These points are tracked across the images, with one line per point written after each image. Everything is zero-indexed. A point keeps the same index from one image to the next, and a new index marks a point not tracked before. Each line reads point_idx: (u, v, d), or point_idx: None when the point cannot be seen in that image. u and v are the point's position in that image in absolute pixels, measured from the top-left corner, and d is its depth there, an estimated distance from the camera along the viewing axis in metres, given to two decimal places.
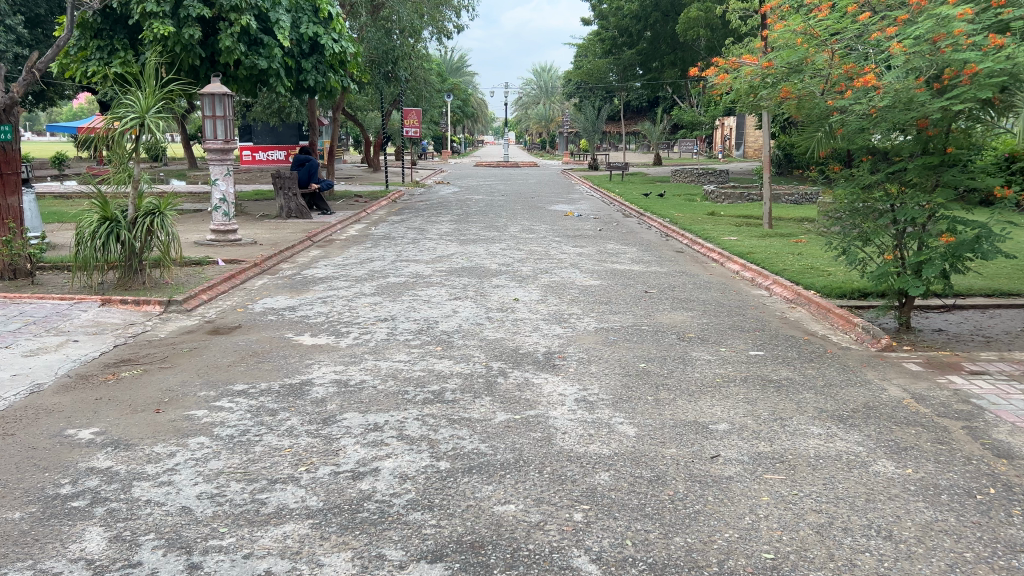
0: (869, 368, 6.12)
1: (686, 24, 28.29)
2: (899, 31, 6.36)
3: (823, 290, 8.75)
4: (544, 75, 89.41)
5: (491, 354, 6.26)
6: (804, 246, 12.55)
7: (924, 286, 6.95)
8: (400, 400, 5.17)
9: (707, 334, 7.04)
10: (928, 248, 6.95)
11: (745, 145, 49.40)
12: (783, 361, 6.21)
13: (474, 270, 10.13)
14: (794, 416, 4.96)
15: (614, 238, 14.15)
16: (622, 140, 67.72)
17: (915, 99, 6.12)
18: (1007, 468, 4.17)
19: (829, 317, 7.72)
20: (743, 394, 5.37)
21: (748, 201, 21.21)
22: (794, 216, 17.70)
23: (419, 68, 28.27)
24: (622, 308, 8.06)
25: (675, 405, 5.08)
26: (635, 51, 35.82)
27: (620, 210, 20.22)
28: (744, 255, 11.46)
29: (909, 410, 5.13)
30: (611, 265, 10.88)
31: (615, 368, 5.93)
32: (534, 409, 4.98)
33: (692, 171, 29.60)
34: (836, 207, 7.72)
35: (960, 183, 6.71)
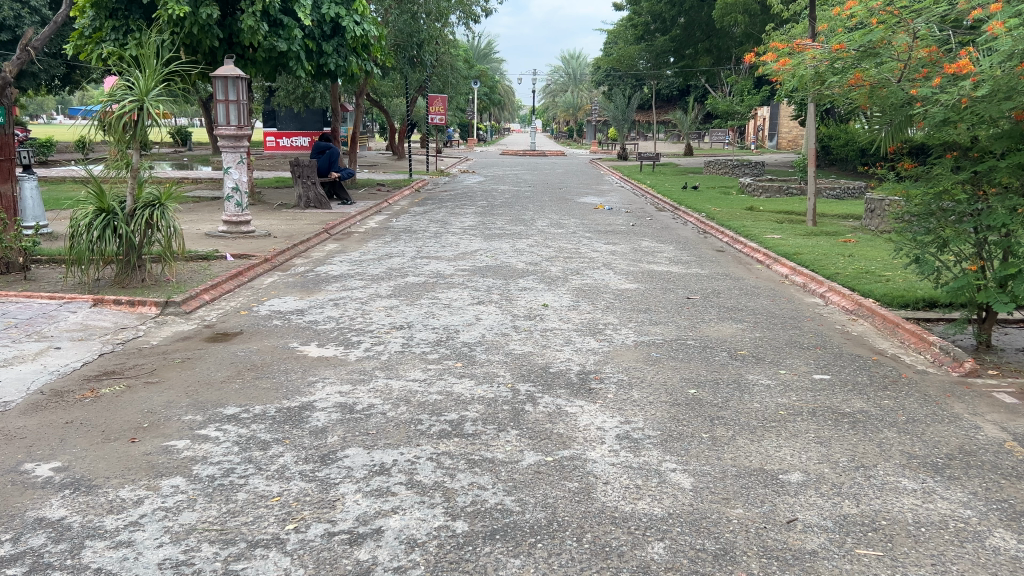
0: (954, 400, 5.29)
1: (722, 9, 27.23)
2: (1000, 11, 5.57)
3: (885, 298, 7.91)
4: (573, 62, 88.41)
5: (518, 374, 5.51)
6: (854, 247, 11.66)
7: (1011, 301, 6.10)
8: (413, 432, 4.45)
9: (762, 352, 6.26)
10: (1016, 258, 6.11)
11: (778, 136, 48.19)
12: (853, 390, 5.42)
13: (500, 270, 9.39)
14: (879, 464, 4.18)
15: (648, 235, 13.30)
16: (652, 129, 66.56)
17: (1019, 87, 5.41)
18: None
19: (898, 333, 6.88)
20: (814, 433, 4.59)
21: (788, 195, 20.26)
22: (837, 212, 16.76)
23: (445, 53, 27.51)
24: (663, 318, 7.29)
25: (736, 447, 4.34)
26: (668, 38, 34.78)
27: (652, 203, 19.34)
28: (792, 257, 10.60)
29: (1016, 458, 4.31)
30: (648, 266, 10.08)
31: (660, 395, 5.15)
32: (568, 449, 4.23)
33: (727, 162, 28.59)
34: (908, 209, 6.85)
35: None
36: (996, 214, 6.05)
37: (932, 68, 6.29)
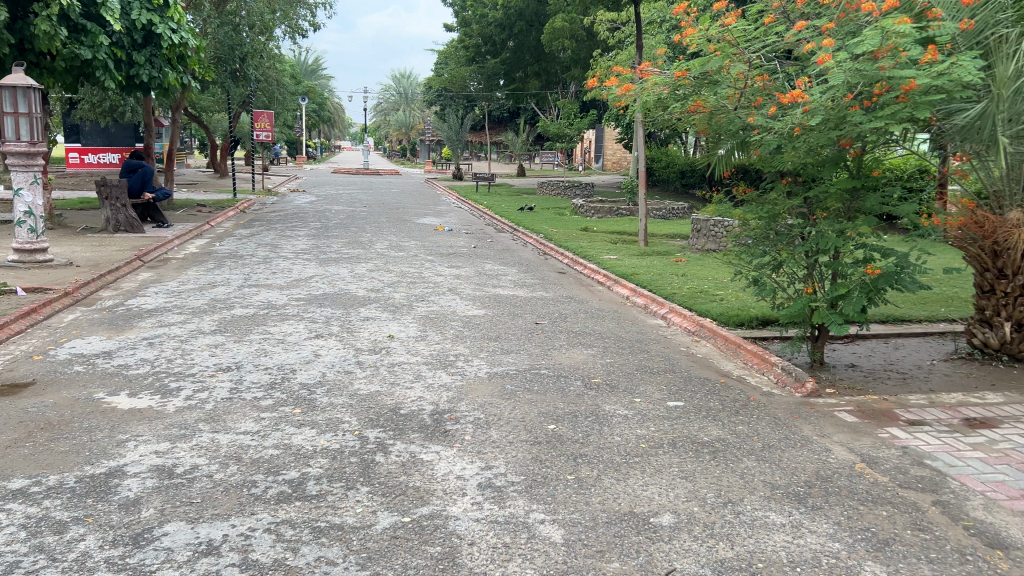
0: (802, 422, 5.36)
1: (551, 34, 27.81)
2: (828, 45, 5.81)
3: (722, 317, 8.11)
4: (403, 81, 88.27)
5: (365, 419, 5.02)
6: (686, 266, 12.06)
7: (844, 321, 6.32)
8: (246, 498, 3.86)
9: (615, 380, 6.13)
10: (843, 278, 6.39)
11: (604, 158, 50.19)
12: (708, 416, 5.38)
13: (338, 298, 8.81)
14: (745, 497, 4.08)
15: (490, 257, 13.11)
16: (483, 150, 67.58)
17: (848, 118, 5.62)
18: (1009, 567, 3.48)
19: (740, 353, 7.01)
20: (677, 467, 4.46)
21: (619, 216, 20.91)
22: (666, 232, 17.43)
23: (272, 68, 26.29)
24: (514, 346, 7.04)
25: (603, 489, 4.11)
26: (499, 61, 35.26)
27: (491, 224, 19.28)
28: (631, 277, 10.75)
29: (869, 481, 4.37)
30: (492, 290, 9.85)
31: (519, 434, 4.84)
32: (426, 506, 3.82)
33: (558, 183, 29.21)
34: (745, 233, 6.95)
35: (879, 210, 6.13)
36: (826, 237, 6.23)
37: (764, 96, 6.40)
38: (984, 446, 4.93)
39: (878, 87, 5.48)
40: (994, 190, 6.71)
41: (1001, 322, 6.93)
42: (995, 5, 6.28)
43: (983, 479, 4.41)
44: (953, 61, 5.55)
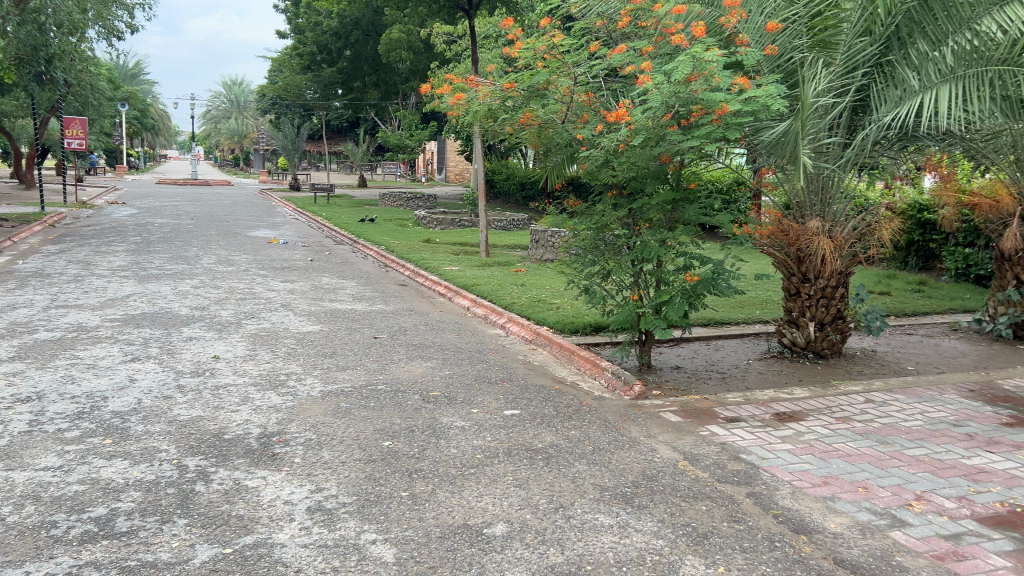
0: (631, 424, 5.57)
1: (387, 45, 27.55)
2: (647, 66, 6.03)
3: (557, 325, 8.31)
4: (235, 88, 84.80)
5: (185, 446, 4.72)
6: (525, 276, 12.30)
7: (667, 325, 6.65)
8: (44, 541, 3.51)
9: (452, 392, 6.12)
10: (666, 285, 6.73)
11: (446, 169, 50.38)
12: (543, 423, 5.47)
13: (160, 317, 8.27)
14: (576, 502, 4.18)
15: (327, 270, 12.79)
16: (322, 160, 66.06)
17: (668, 137, 5.93)
18: (811, 550, 3.77)
19: (574, 360, 7.20)
20: (511, 476, 4.50)
21: (460, 227, 21.03)
22: (507, 243, 17.71)
23: (84, 71, 24.43)
24: (350, 362, 6.88)
25: (437, 503, 4.08)
26: (335, 70, 34.60)
27: (330, 236, 18.83)
28: (471, 288, 10.82)
29: (690, 478, 4.59)
30: (329, 304, 9.59)
31: (353, 453, 4.72)
32: (250, 535, 3.63)
33: (400, 194, 29.00)
34: (575, 243, 7.11)
35: (698, 221, 6.49)
36: (650, 247, 6.52)
37: (590, 113, 6.60)
38: (792, 438, 5.33)
39: (695, 109, 5.82)
40: (797, 201, 7.26)
41: (806, 322, 7.48)
42: (793, 30, 6.85)
43: (790, 469, 4.76)
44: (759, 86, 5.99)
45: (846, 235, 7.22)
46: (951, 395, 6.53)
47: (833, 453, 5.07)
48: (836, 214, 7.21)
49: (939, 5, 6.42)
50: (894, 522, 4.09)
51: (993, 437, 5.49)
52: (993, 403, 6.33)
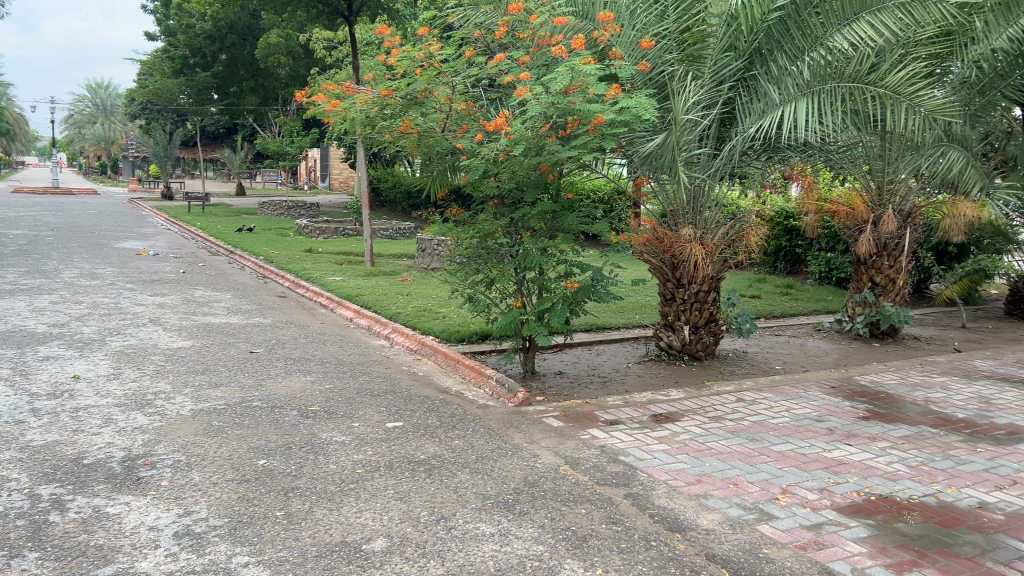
0: (514, 431, 5.60)
1: (265, 49, 26.75)
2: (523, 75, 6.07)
3: (442, 334, 8.28)
4: (102, 91, 80.32)
5: (38, 474, 4.40)
6: (410, 285, 12.20)
7: (549, 332, 6.72)
8: None
9: (333, 406, 5.97)
10: (548, 292, 6.85)
11: (329, 177, 49.39)
12: (425, 434, 5.42)
13: (13, 336, 7.70)
14: (457, 512, 4.16)
15: (202, 282, 12.26)
16: (198, 167, 63.47)
17: (547, 147, 6.01)
18: (685, 547, 3.89)
19: (458, 368, 7.17)
20: (392, 489, 4.43)
21: (344, 236, 20.64)
22: (392, 252, 17.52)
23: None
24: (224, 378, 6.61)
25: (314, 521, 3.97)
26: (210, 74, 33.31)
27: (205, 247, 18.06)
28: (354, 298, 10.64)
29: (571, 482, 4.65)
30: (203, 318, 9.20)
31: (225, 473, 4.53)
32: (110, 566, 3.42)
33: (280, 203, 28.20)
34: (458, 252, 7.04)
35: (578, 229, 6.60)
36: (531, 256, 6.56)
37: (470, 122, 6.59)
38: (668, 438, 5.50)
39: (572, 120, 5.93)
40: (671, 209, 7.50)
41: (682, 326, 7.73)
42: (664, 45, 7.06)
43: (666, 469, 4.90)
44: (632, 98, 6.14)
45: (717, 242, 7.51)
46: (815, 392, 6.92)
47: (707, 452, 5.26)
48: (707, 221, 7.49)
49: (795, 26, 6.93)
50: (761, 515, 4.28)
51: (851, 430, 5.85)
52: (852, 398, 6.75)
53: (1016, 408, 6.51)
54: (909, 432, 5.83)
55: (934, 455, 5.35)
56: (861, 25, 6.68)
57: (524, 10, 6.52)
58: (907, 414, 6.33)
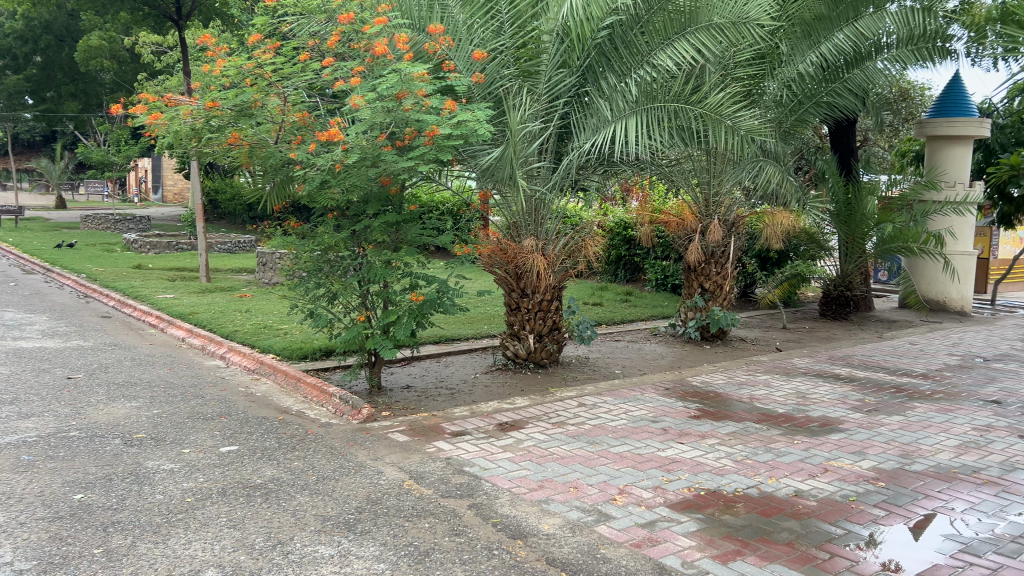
0: (357, 448, 5.48)
1: (85, 52, 24.91)
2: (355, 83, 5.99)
3: (282, 351, 8.00)
4: None
5: None
6: (249, 301, 11.72)
7: (396, 346, 6.51)
8: None
9: (161, 433, 5.61)
10: (394, 306, 6.65)
11: (163, 189, 46.68)
12: (263, 457, 5.20)
13: None
14: (295, 536, 4.02)
15: (12, 304, 11.21)
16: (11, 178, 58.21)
17: (382, 157, 5.93)
18: (526, 553, 3.95)
19: (299, 387, 6.94)
20: (224, 516, 4.22)
21: (177, 251, 19.54)
22: (230, 267, 16.77)
23: None
24: (37, 408, 6.07)
25: (138, 556, 3.71)
26: (22, 77, 30.63)
27: (17, 266, 16.55)
28: (187, 316, 10.08)
29: (414, 497, 4.61)
30: (12, 343, 8.41)
31: (35, 512, 4.15)
32: None
33: (106, 216, 26.31)
34: (297, 266, 6.71)
35: (421, 241, 6.54)
36: (374, 269, 6.40)
37: (305, 132, 6.40)
38: (512, 447, 5.57)
39: (409, 129, 5.94)
40: (513, 221, 7.62)
41: (526, 334, 7.85)
42: (500, 60, 7.18)
43: (510, 477, 4.96)
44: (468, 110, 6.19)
45: (557, 252, 7.71)
46: (652, 394, 7.24)
47: (549, 457, 5.37)
48: (548, 233, 7.67)
49: (622, 44, 7.31)
50: (600, 517, 4.42)
51: (684, 429, 6.16)
52: (685, 399, 7.12)
53: (827, 402, 7.10)
54: (735, 428, 6.22)
55: (756, 449, 5.73)
56: (681, 44, 7.09)
57: (358, 20, 6.46)
58: (733, 411, 6.75)
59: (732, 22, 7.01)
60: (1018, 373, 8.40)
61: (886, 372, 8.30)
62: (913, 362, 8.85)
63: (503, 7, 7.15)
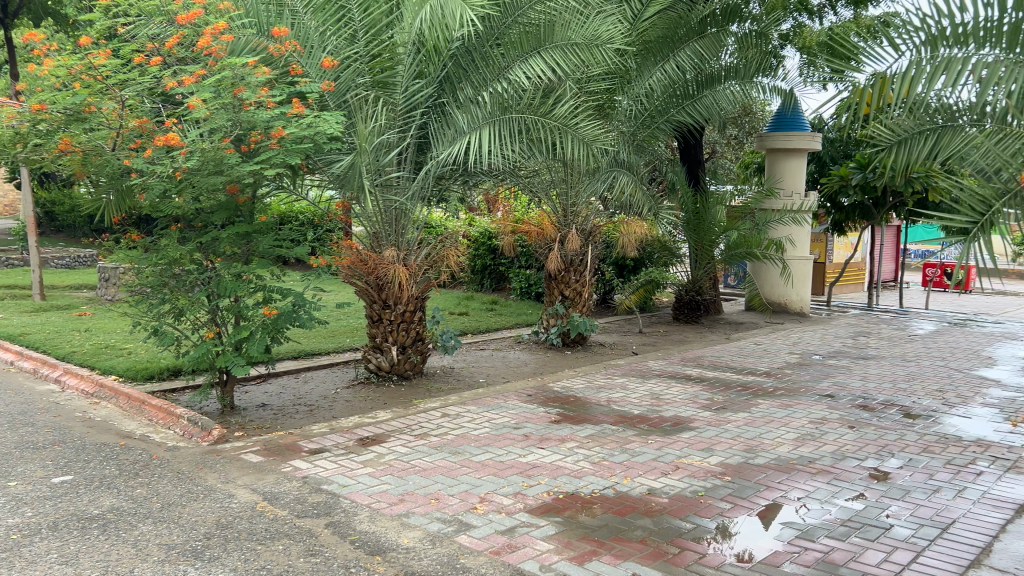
0: (207, 471, 5.23)
1: None
2: (195, 84, 5.80)
3: (125, 372, 7.53)
4: None
5: None
6: (88, 320, 10.96)
7: (248, 363, 6.24)
8: None
9: None
10: (246, 321, 6.38)
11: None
12: (101, 486, 4.87)
13: None
14: (135, 568, 3.78)
15: None
16: None
17: (225, 161, 5.66)
18: (385, 568, 3.90)
19: (144, 409, 6.55)
20: (55, 552, 3.91)
21: (7, 267, 18.01)
22: (69, 283, 15.64)
23: None
24: None
25: None
26: None
27: None
28: (17, 338, 9.31)
29: (268, 519, 4.44)
30: None
31: None
32: None
33: None
34: (138, 282, 6.33)
35: (274, 252, 6.33)
36: (224, 282, 6.15)
37: (145, 138, 6.09)
38: (373, 461, 5.48)
39: (253, 132, 5.79)
40: (373, 231, 7.50)
41: (389, 346, 7.71)
42: (353, 68, 7.09)
43: (369, 492, 4.87)
44: (315, 115, 6.20)
45: (419, 263, 7.65)
46: (514, 401, 7.33)
47: (410, 470, 5.32)
48: (409, 243, 7.60)
49: (477, 55, 7.41)
50: (460, 527, 4.42)
51: (544, 435, 6.27)
52: (546, 405, 7.25)
53: (679, 402, 7.42)
54: (593, 431, 6.39)
55: (613, 450, 5.90)
56: (535, 60, 7.26)
57: (202, 21, 6.24)
58: (592, 414, 6.94)
59: (584, 42, 7.25)
60: (848, 368, 9.09)
61: (733, 371, 8.77)
62: (757, 361, 9.41)
63: (357, 15, 7.14)
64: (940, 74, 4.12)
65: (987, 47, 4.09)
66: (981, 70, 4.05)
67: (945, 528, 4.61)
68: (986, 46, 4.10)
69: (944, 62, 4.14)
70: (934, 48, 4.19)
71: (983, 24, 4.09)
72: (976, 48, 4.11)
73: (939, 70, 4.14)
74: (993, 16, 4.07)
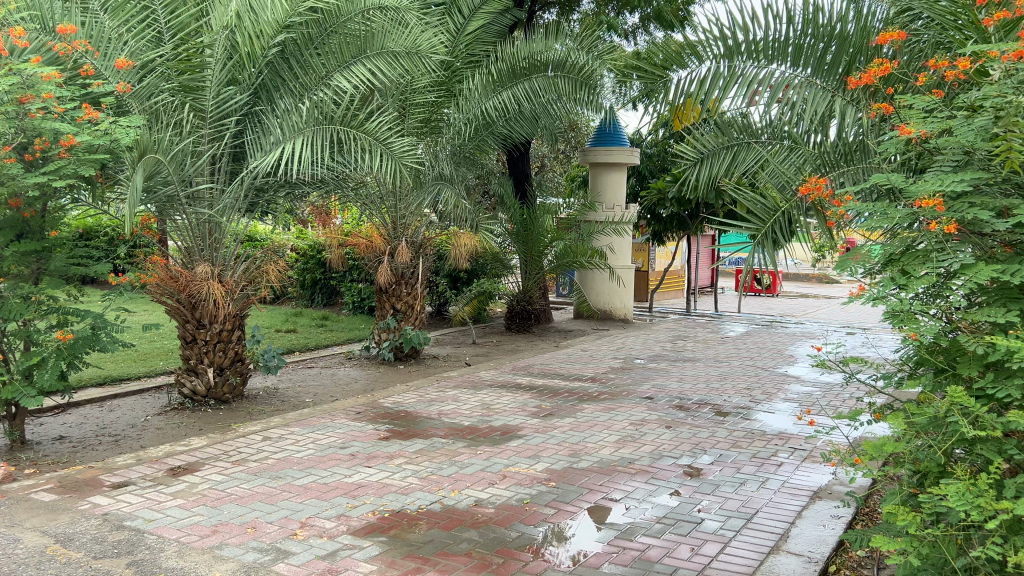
0: None
1: None
2: None
3: None
4: None
5: None
6: None
7: (39, 394, 5.64)
8: None
9: None
10: (37, 346, 5.77)
11: None
12: None
13: None
14: None
15: None
16: None
17: (4, 171, 5.16)
18: None
19: None
20: None
21: None
22: None
23: None
24: None
25: None
26: None
27: None
28: None
29: (58, 563, 4.05)
30: None
31: None
32: None
33: None
34: None
35: (69, 271, 5.87)
36: (10, 304, 5.56)
37: None
38: (183, 492, 5.13)
39: (37, 138, 5.35)
40: (185, 246, 7.10)
41: (205, 368, 7.26)
42: (157, 73, 6.73)
43: (178, 526, 4.56)
44: (108, 121, 5.82)
45: (236, 279, 7.32)
46: (341, 420, 7.13)
47: (225, 499, 5.03)
48: (225, 258, 7.27)
49: (295, 63, 7.21)
50: (278, 555, 4.22)
51: (372, 452, 6.14)
52: (374, 421, 7.11)
53: (509, 411, 7.52)
54: (423, 445, 6.33)
55: (441, 463, 5.87)
56: (357, 70, 7.19)
57: None
58: (421, 428, 6.88)
59: (404, 52, 7.23)
60: (667, 371, 9.58)
61: (561, 378, 9.01)
62: (584, 367, 9.73)
63: (161, 15, 6.88)
64: (736, 82, 4.45)
65: (777, 61, 4.46)
66: (773, 89, 4.44)
67: (749, 518, 4.93)
68: (774, 62, 4.47)
69: (743, 78, 4.48)
70: (734, 59, 4.48)
71: (769, 44, 4.45)
72: (766, 66, 4.47)
73: (736, 80, 4.47)
74: (775, 37, 4.43)
